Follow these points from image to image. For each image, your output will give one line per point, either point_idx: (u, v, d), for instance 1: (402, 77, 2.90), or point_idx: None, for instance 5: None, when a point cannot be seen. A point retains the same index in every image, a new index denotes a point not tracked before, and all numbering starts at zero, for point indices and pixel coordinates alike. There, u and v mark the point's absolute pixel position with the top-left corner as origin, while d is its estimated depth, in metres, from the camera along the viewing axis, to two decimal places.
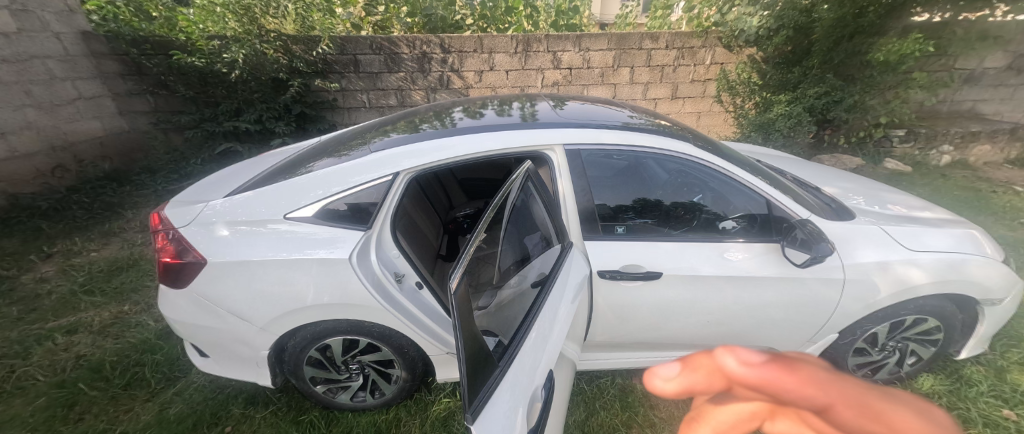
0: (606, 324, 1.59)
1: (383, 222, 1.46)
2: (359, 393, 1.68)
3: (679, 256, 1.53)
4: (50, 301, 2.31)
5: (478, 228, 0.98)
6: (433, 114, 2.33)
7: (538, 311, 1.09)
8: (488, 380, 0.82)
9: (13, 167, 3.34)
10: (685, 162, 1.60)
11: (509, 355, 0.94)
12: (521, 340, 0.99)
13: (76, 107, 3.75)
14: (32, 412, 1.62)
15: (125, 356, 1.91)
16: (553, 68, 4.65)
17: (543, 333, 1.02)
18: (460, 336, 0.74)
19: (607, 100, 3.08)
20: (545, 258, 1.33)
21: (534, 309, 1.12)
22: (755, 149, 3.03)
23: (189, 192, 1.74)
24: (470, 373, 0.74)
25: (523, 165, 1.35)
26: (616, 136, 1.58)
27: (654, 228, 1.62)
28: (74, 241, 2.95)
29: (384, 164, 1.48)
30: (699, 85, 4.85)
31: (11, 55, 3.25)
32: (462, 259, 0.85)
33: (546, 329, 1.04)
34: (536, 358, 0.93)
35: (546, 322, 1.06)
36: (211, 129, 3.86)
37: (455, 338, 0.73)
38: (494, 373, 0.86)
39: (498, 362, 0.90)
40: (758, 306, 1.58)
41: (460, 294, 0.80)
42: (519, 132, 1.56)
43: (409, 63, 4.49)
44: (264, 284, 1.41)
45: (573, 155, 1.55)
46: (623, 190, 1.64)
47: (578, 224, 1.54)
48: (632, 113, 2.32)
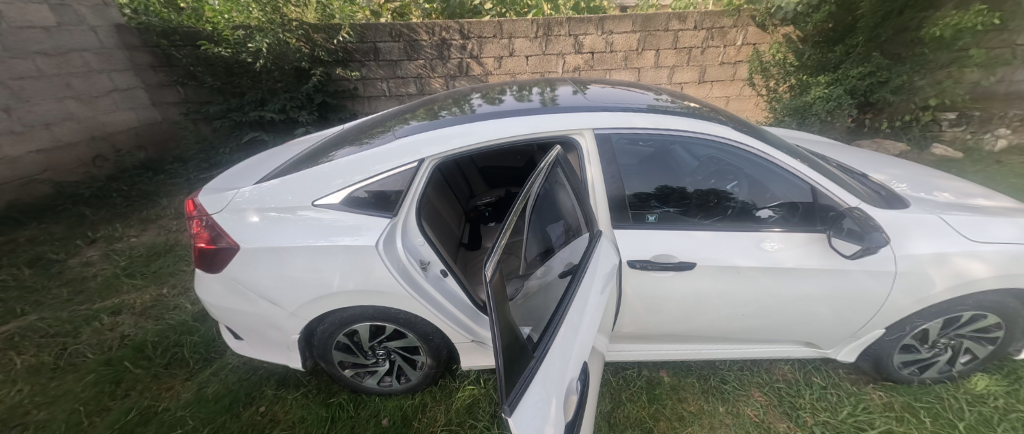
0: (634, 314, 1.55)
1: (408, 209, 1.45)
2: (386, 378, 1.69)
3: (713, 246, 1.46)
4: (95, 283, 2.43)
5: (510, 217, 0.95)
6: (454, 101, 2.29)
7: (568, 303, 1.06)
8: (522, 370, 0.79)
9: (58, 156, 3.50)
10: (719, 147, 1.51)
11: (543, 346, 0.90)
12: (554, 331, 0.95)
13: (113, 98, 3.90)
14: (83, 387, 1.72)
15: (164, 337, 2.00)
16: (574, 53, 4.51)
17: (573, 324, 0.99)
18: (496, 325, 0.71)
19: (631, 84, 2.97)
20: (571, 248, 1.31)
21: (564, 300, 1.09)
22: (789, 132, 2.88)
23: (219, 180, 1.77)
24: (505, 365, 0.71)
25: (550, 151, 1.30)
26: (647, 120, 1.51)
27: (684, 217, 1.54)
28: (115, 227, 3.09)
29: (408, 151, 1.46)
30: (729, 68, 4.63)
31: (51, 48, 3.40)
32: (496, 248, 0.83)
33: (576, 323, 1.00)
34: (567, 351, 0.90)
35: (578, 314, 1.03)
36: (238, 119, 3.94)
37: (493, 328, 0.70)
38: (528, 364, 0.82)
39: (533, 353, 0.88)
40: (798, 298, 1.50)
41: (495, 283, 0.77)
42: (544, 117, 1.51)
43: (429, 51, 4.44)
44: (293, 269, 1.43)
45: (602, 139, 1.48)
46: (652, 176, 1.55)
47: (607, 212, 1.49)
48: (659, 96, 2.22)
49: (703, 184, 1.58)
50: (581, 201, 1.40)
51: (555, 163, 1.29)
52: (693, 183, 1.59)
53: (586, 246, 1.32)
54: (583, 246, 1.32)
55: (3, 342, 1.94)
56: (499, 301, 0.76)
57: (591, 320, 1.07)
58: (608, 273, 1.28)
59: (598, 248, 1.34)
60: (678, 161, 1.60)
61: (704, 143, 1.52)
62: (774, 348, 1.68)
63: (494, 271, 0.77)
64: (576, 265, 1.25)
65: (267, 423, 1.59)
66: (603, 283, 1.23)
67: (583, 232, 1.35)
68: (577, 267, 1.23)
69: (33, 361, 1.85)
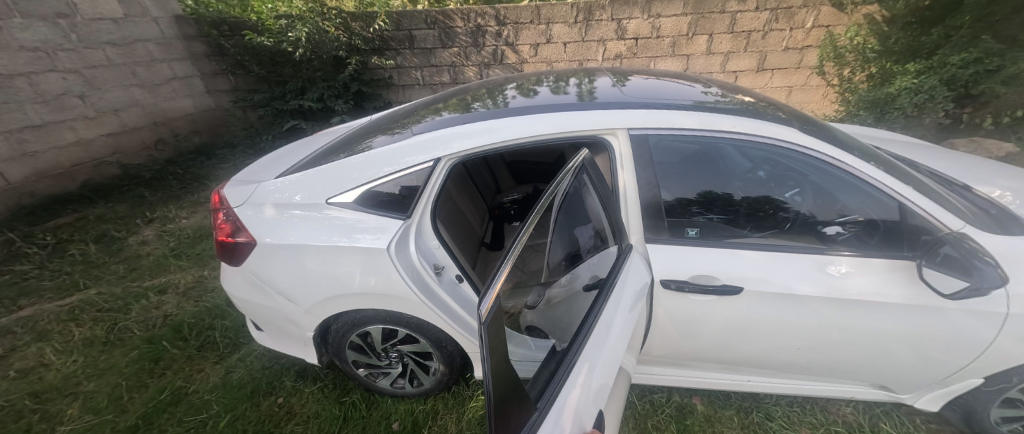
0: (666, 338, 1.36)
1: (423, 210, 1.38)
2: (399, 380, 1.65)
3: (766, 269, 1.23)
4: (148, 262, 2.61)
5: (528, 223, 0.82)
6: (486, 92, 2.17)
7: (587, 334, 0.94)
8: (523, 425, 0.68)
9: (125, 140, 3.81)
10: (780, 154, 1.28)
11: (551, 391, 0.78)
12: (565, 373, 0.83)
13: (172, 86, 4.17)
14: (127, 363, 1.85)
15: (200, 319, 2.09)
16: (617, 39, 4.20)
17: (589, 362, 0.86)
18: (488, 373, 0.60)
19: (679, 73, 2.69)
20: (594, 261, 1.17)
21: (583, 329, 0.96)
22: (868, 130, 2.48)
23: (247, 171, 1.78)
24: (500, 424, 0.60)
25: (575, 154, 1.15)
26: (693, 118, 1.29)
27: (732, 230, 1.33)
28: (169, 208, 3.32)
29: (426, 148, 1.38)
30: (795, 54, 4.12)
31: (119, 39, 3.67)
32: (506, 264, 0.70)
33: (593, 360, 0.88)
34: (579, 398, 0.78)
35: (596, 349, 0.90)
36: (280, 107, 4.09)
37: (486, 377, 0.60)
38: (530, 416, 0.71)
39: (537, 402, 0.75)
40: (870, 334, 1.25)
41: (495, 318, 0.66)
42: (572, 115, 1.34)
43: (463, 38, 4.32)
44: (310, 268, 1.40)
45: (639, 141, 1.28)
46: (695, 182, 1.33)
47: (641, 219, 1.30)
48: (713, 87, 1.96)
49: (754, 189, 1.34)
50: (608, 206, 1.22)
51: (581, 168, 1.14)
52: (748, 190, 1.35)
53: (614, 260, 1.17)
54: (609, 259, 1.16)
55: (66, 313, 2.13)
56: (496, 347, 0.65)
57: (612, 354, 0.93)
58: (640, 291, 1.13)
59: (627, 262, 1.17)
60: (729, 166, 1.35)
61: (761, 149, 1.29)
62: (833, 387, 1.44)
63: (493, 308, 0.64)
64: (602, 280, 1.11)
65: (284, 415, 1.60)
66: (632, 304, 1.07)
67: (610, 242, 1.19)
68: (601, 286, 1.09)
69: (88, 334, 2.01)
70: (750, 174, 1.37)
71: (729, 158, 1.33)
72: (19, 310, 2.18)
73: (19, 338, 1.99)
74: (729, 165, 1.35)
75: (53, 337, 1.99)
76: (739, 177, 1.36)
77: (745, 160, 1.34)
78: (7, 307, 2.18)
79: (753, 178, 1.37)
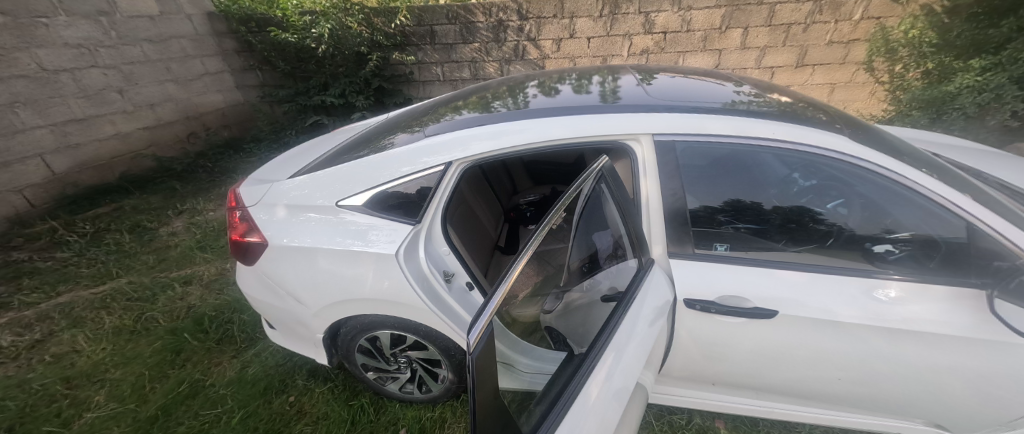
0: (689, 362, 1.24)
1: (434, 215, 1.34)
2: (408, 385, 1.63)
3: (807, 292, 1.10)
4: (175, 253, 2.71)
5: (533, 240, 0.78)
6: (506, 90, 2.10)
7: (595, 358, 0.88)
8: None
9: (159, 133, 3.97)
10: (823, 163, 1.13)
11: (553, 416, 0.73)
12: (564, 405, 0.76)
13: (204, 81, 4.31)
14: (151, 353, 1.91)
15: (220, 313, 2.14)
16: (644, 33, 4.01)
17: (595, 379, 0.82)
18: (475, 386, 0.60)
19: (711, 70, 2.52)
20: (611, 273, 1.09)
21: (588, 356, 0.90)
22: (923, 133, 2.25)
23: (264, 169, 1.78)
24: None
25: (597, 161, 1.08)
26: (726, 123, 1.15)
27: (768, 244, 1.19)
28: (198, 201, 3.44)
29: (439, 151, 1.33)
30: (839, 49, 3.82)
31: (155, 35, 3.81)
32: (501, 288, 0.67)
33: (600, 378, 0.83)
34: (583, 424, 0.73)
35: (604, 364, 0.86)
36: (304, 103, 4.18)
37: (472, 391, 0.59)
38: None
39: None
40: (919, 370, 1.12)
41: (487, 343, 0.63)
42: (591, 118, 1.24)
43: (485, 33, 4.24)
44: (321, 270, 1.39)
45: (665, 148, 1.16)
46: (728, 192, 1.19)
47: (664, 229, 1.18)
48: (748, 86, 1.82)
49: (790, 199, 1.20)
50: (628, 216, 1.12)
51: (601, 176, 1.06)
52: (786, 200, 1.20)
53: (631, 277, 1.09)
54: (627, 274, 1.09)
55: (99, 301, 2.23)
56: (484, 381, 0.62)
57: (623, 373, 0.88)
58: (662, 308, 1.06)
59: (648, 279, 1.09)
60: (768, 174, 1.19)
61: (801, 158, 1.14)
62: (874, 421, 1.30)
63: (484, 337, 0.62)
64: (619, 296, 1.04)
65: (294, 414, 1.61)
66: (649, 325, 1.00)
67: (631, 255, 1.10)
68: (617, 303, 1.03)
69: (118, 323, 2.09)
70: (787, 184, 1.21)
71: (767, 166, 1.18)
72: (58, 296, 2.30)
73: (57, 323, 2.09)
74: (765, 172, 1.19)
75: (86, 324, 2.09)
76: (774, 185, 1.20)
77: (783, 168, 1.18)
78: (47, 293, 2.31)
79: (790, 189, 1.21)
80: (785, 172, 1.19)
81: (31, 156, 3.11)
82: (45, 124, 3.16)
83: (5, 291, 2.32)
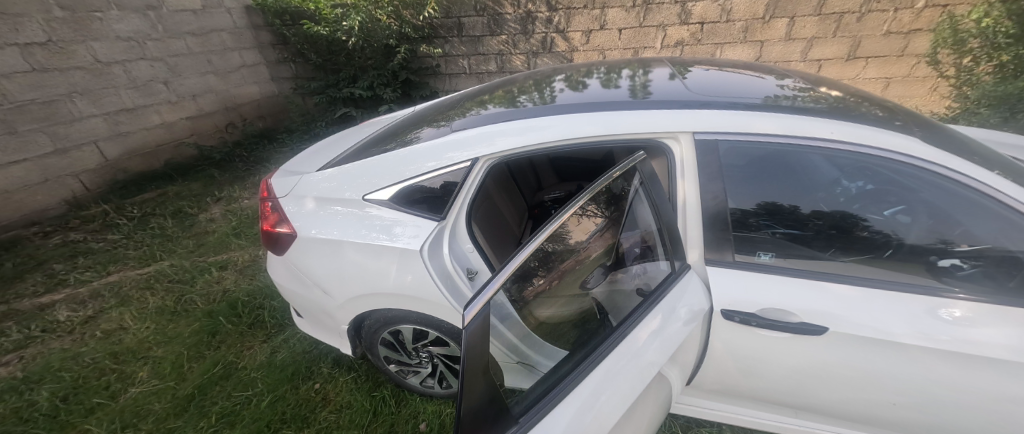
0: (723, 376, 1.15)
1: (459, 211, 1.32)
2: (429, 380, 1.63)
3: (859, 309, 0.99)
4: (213, 238, 2.83)
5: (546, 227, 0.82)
6: (532, 84, 2.05)
7: (604, 352, 0.88)
8: None
9: (200, 123, 4.16)
10: (881, 166, 1.00)
11: (547, 402, 0.78)
12: (563, 392, 0.80)
13: (242, 73, 4.48)
14: (189, 333, 2.01)
15: (253, 298, 2.22)
16: (679, 24, 3.82)
17: (596, 388, 0.81)
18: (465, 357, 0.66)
19: (751, 63, 2.37)
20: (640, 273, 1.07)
21: (600, 348, 0.90)
22: (996, 134, 2.03)
23: (294, 161, 1.82)
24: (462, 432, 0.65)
25: (631, 157, 1.02)
26: (775, 120, 1.03)
27: (812, 253, 1.06)
28: (234, 189, 3.59)
29: (465, 146, 1.30)
30: (897, 39, 3.51)
31: (197, 29, 3.97)
32: (506, 269, 0.72)
33: (604, 386, 0.82)
34: (577, 414, 0.76)
35: (610, 376, 0.84)
36: (334, 95, 4.27)
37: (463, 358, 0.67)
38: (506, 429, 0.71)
39: (520, 415, 0.75)
40: (990, 398, 0.98)
41: (485, 318, 0.69)
42: (623, 113, 1.16)
43: (513, 25, 4.16)
44: (347, 263, 1.40)
45: (706, 147, 1.06)
46: (774, 197, 1.07)
47: (702, 234, 1.10)
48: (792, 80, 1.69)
49: (837, 203, 1.06)
50: (664, 215, 1.05)
51: (632, 173, 1.02)
52: (841, 204, 1.07)
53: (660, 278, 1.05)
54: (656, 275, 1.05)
55: (145, 282, 2.37)
56: (477, 363, 0.69)
57: (631, 387, 0.86)
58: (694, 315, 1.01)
59: (677, 284, 1.03)
60: (817, 177, 1.06)
61: (855, 160, 1.02)
62: None
63: (480, 313, 0.68)
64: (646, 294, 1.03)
65: (319, 401, 1.65)
66: (670, 332, 0.96)
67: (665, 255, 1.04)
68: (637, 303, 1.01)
69: (160, 303, 2.21)
70: (838, 189, 1.07)
71: (816, 168, 1.05)
72: (108, 275, 2.46)
73: (107, 301, 2.24)
74: (814, 174, 1.06)
75: (133, 303, 2.22)
76: (821, 188, 1.06)
77: (834, 170, 1.05)
78: (99, 272, 2.47)
79: (840, 194, 1.07)
80: (836, 174, 1.05)
81: (87, 143, 3.33)
82: (99, 113, 3.37)
83: (63, 269, 2.50)
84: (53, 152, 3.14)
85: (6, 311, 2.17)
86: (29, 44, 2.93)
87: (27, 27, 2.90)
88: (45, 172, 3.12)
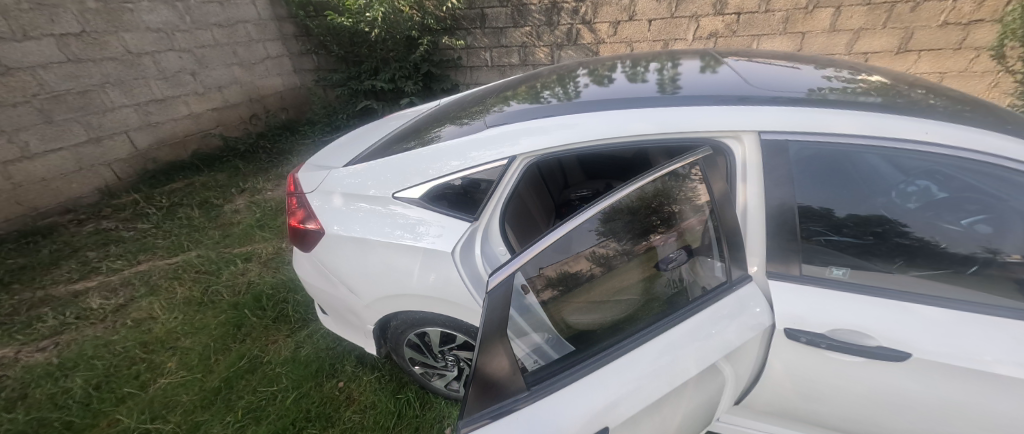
0: (781, 398, 1.04)
1: (493, 212, 1.24)
2: (454, 383, 1.58)
3: (948, 334, 0.86)
4: (238, 230, 2.85)
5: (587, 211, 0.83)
6: (555, 78, 1.94)
7: (628, 346, 0.92)
8: (507, 397, 0.85)
9: (226, 114, 4.21)
10: (964, 172, 0.89)
11: (561, 379, 0.88)
12: (579, 375, 0.88)
13: (266, 65, 4.50)
14: (216, 325, 2.02)
15: (277, 291, 2.21)
16: (713, 14, 3.63)
17: (610, 379, 0.87)
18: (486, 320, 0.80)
19: (792, 55, 2.21)
20: (702, 271, 1.05)
21: (626, 342, 0.94)
22: None
23: (319, 155, 1.78)
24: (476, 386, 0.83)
25: (695, 152, 0.91)
26: (856, 119, 0.91)
27: (872, 265, 0.96)
28: (258, 180, 3.61)
29: (500, 144, 1.21)
30: (955, 31, 3.24)
31: (224, 20, 4.00)
32: (535, 246, 0.79)
33: (615, 379, 0.87)
34: (588, 396, 0.85)
35: (623, 370, 0.89)
36: (356, 88, 4.25)
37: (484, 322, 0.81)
38: (520, 393, 0.85)
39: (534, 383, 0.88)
40: None
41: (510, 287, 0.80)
42: (674, 109, 1.06)
43: (537, 16, 4.03)
44: (374, 263, 1.35)
45: (773, 148, 0.94)
46: (847, 205, 0.96)
47: (765, 246, 0.98)
48: (833, 71, 1.55)
49: (898, 211, 0.97)
50: (726, 218, 0.94)
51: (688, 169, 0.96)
52: (902, 213, 0.97)
53: (711, 284, 1.02)
54: (709, 278, 1.03)
55: (173, 271, 2.40)
56: (496, 330, 0.82)
57: (649, 385, 0.88)
58: (748, 326, 0.94)
59: (728, 294, 0.97)
60: (883, 180, 0.96)
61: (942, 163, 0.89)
62: None
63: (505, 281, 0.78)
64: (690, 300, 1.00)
65: (344, 400, 1.63)
66: (707, 337, 0.93)
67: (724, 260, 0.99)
68: (672, 305, 1.00)
69: (188, 294, 2.23)
70: (902, 196, 0.98)
71: (882, 173, 0.95)
72: (138, 264, 2.51)
73: (137, 290, 2.28)
74: (879, 180, 0.95)
75: (162, 293, 2.25)
76: (885, 193, 0.96)
77: (897, 173, 0.95)
78: (130, 261, 2.52)
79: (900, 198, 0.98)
80: (898, 179, 0.96)
81: (119, 133, 3.41)
82: (130, 104, 3.43)
83: (96, 257, 2.56)
84: (87, 141, 3.21)
85: (44, 297, 2.23)
86: (64, 34, 3.00)
87: (63, 18, 2.97)
88: (80, 161, 3.20)
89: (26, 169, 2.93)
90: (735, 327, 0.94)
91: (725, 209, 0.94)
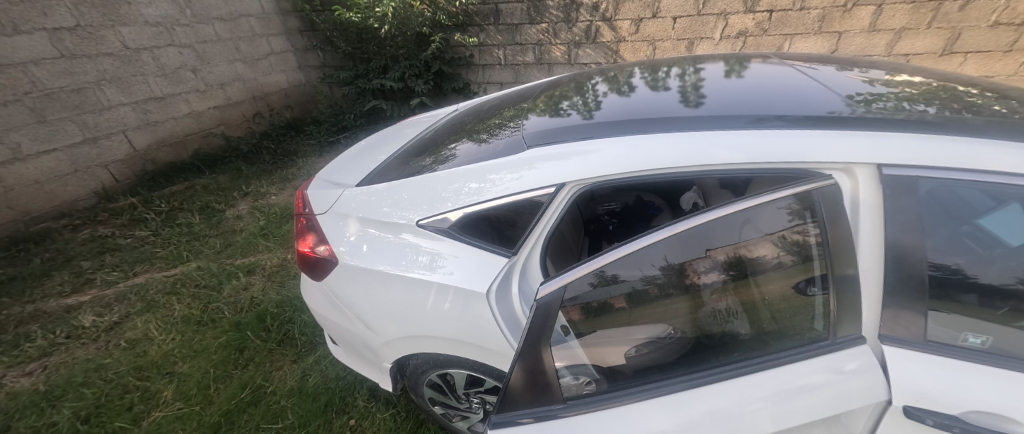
0: None
1: (535, 245, 1.07)
2: (478, 425, 1.42)
3: None
4: (241, 238, 2.69)
5: (656, 234, 0.80)
6: (572, 86, 1.76)
7: (690, 383, 0.86)
8: (540, 406, 0.90)
9: (229, 113, 4.04)
10: None
11: (601, 400, 0.89)
12: (623, 399, 0.88)
13: (270, 61, 4.32)
14: (217, 348, 1.86)
15: (283, 310, 2.05)
16: (743, 12, 3.42)
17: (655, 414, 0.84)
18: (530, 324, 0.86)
19: (832, 56, 2.01)
20: (784, 319, 0.90)
21: (693, 374, 0.88)
22: None
23: (329, 168, 1.63)
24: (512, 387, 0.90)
25: (802, 183, 0.82)
26: (998, 154, 0.73)
27: (1004, 328, 0.78)
28: (262, 184, 3.45)
29: (546, 167, 1.03)
30: (1006, 32, 3.03)
31: (226, 14, 3.82)
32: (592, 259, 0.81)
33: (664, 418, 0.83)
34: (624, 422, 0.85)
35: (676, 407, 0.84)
36: (364, 86, 4.09)
37: (527, 328, 0.86)
38: (553, 405, 0.89)
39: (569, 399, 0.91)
40: None
41: (559, 296, 0.83)
42: (760, 134, 0.89)
43: (554, 12, 3.83)
44: (393, 299, 1.19)
45: (900, 185, 0.76)
46: (962, 248, 0.78)
47: (883, 306, 0.80)
48: (855, 73, 1.39)
49: (991, 247, 0.79)
50: (838, 259, 0.81)
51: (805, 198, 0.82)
52: (996, 258, 0.78)
53: (809, 342, 0.86)
54: (802, 334, 0.88)
55: (171, 286, 2.25)
56: (538, 338, 0.86)
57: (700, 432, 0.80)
58: (845, 396, 0.78)
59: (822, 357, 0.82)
60: (972, 209, 0.77)
61: None
62: None
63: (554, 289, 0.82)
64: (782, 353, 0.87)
65: None
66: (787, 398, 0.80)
67: (829, 304, 0.84)
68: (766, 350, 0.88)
69: (186, 311, 2.08)
70: (986, 240, 0.79)
71: (986, 206, 0.77)
72: (135, 277, 2.36)
73: (132, 305, 2.13)
74: (967, 208, 0.77)
75: (160, 310, 2.10)
76: (971, 222, 0.78)
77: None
78: (126, 273, 2.37)
79: (990, 229, 0.78)
80: (990, 206, 0.77)
81: (116, 133, 3.25)
82: (127, 102, 3.27)
83: (90, 267, 2.41)
84: (82, 142, 3.05)
85: (33, 312, 2.09)
86: (57, 28, 2.83)
87: (56, 11, 2.80)
88: (75, 162, 3.05)
89: (19, 172, 2.77)
90: (826, 394, 0.79)
91: (839, 248, 0.81)
